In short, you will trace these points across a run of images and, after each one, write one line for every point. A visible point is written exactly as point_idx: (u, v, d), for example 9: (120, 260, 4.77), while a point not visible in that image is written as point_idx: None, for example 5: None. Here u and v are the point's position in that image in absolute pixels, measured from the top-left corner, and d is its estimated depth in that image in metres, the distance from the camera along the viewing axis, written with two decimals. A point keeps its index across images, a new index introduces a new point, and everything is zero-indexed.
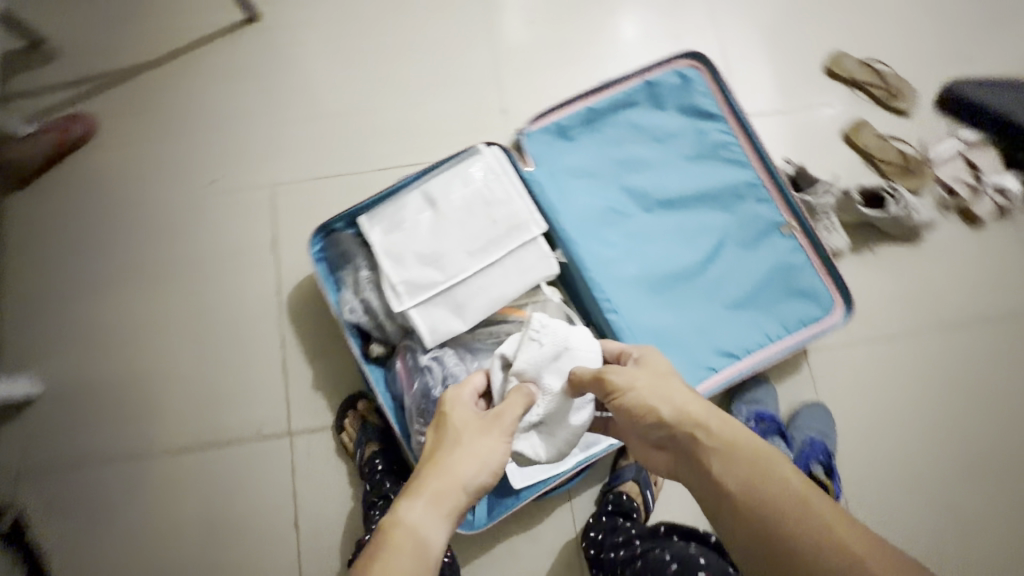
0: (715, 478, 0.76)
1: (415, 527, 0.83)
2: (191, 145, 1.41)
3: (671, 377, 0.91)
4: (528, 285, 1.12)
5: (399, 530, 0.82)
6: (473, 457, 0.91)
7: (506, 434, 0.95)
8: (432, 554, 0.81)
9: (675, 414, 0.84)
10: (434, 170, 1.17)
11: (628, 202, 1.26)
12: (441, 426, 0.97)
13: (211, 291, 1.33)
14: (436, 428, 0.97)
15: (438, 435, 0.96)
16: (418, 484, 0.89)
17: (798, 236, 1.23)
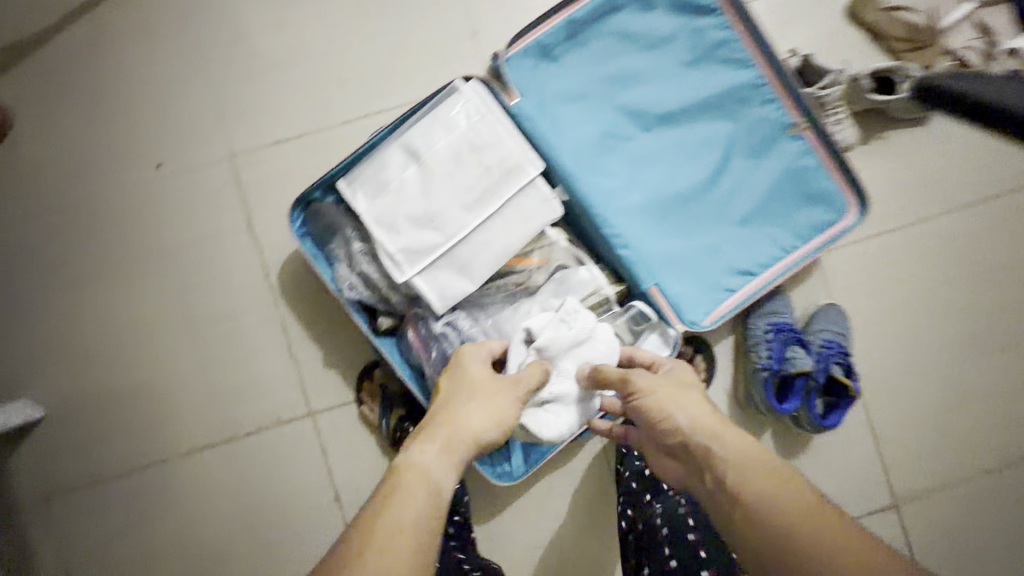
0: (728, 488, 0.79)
1: (425, 470, 0.82)
2: (128, 124, 1.25)
3: (691, 389, 0.95)
4: (533, 233, 1.05)
5: (409, 471, 0.83)
6: (488, 408, 0.91)
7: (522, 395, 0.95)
8: (442, 495, 0.82)
9: (690, 424, 0.88)
10: (410, 118, 1.05)
11: (625, 122, 1.16)
12: (455, 377, 0.97)
13: (194, 284, 1.24)
14: (449, 379, 0.97)
15: (451, 386, 0.96)
16: (429, 431, 0.89)
17: (808, 136, 1.16)
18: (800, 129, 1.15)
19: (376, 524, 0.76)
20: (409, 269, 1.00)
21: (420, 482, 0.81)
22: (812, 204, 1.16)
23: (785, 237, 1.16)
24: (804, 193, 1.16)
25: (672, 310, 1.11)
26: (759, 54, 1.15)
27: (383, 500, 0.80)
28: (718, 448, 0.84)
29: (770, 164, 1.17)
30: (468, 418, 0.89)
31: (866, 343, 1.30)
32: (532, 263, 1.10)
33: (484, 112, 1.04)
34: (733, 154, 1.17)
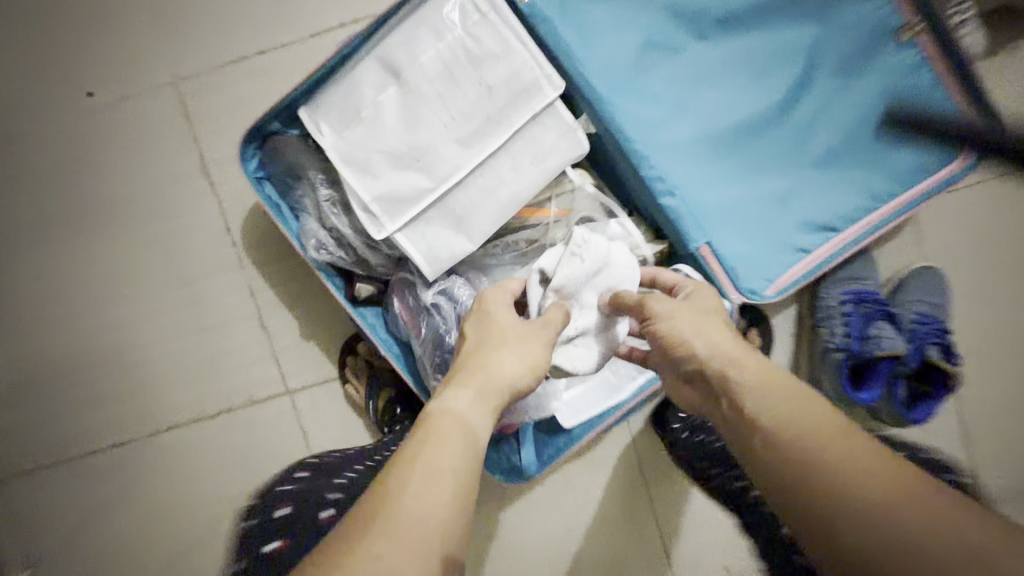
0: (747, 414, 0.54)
1: (460, 417, 0.64)
2: (56, 44, 1.03)
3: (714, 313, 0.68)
4: (550, 175, 0.81)
5: (442, 418, 0.64)
6: (525, 348, 0.72)
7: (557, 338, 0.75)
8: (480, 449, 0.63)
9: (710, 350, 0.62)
10: (388, 20, 0.79)
11: (674, 27, 0.88)
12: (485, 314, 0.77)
13: (148, 240, 1.05)
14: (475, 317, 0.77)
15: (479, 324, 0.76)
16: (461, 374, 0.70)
17: (920, 42, 0.86)
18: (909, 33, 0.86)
19: (407, 475, 0.56)
20: (388, 223, 0.77)
21: (456, 430, 0.62)
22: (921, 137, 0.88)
23: (881, 181, 0.89)
24: (911, 122, 0.88)
25: (727, 277, 0.86)
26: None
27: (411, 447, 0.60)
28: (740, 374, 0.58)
29: (866, 83, 0.88)
30: (503, 362, 0.70)
31: (964, 314, 1.04)
32: (547, 215, 0.87)
33: (486, 10, 0.77)
34: (817, 70, 0.89)
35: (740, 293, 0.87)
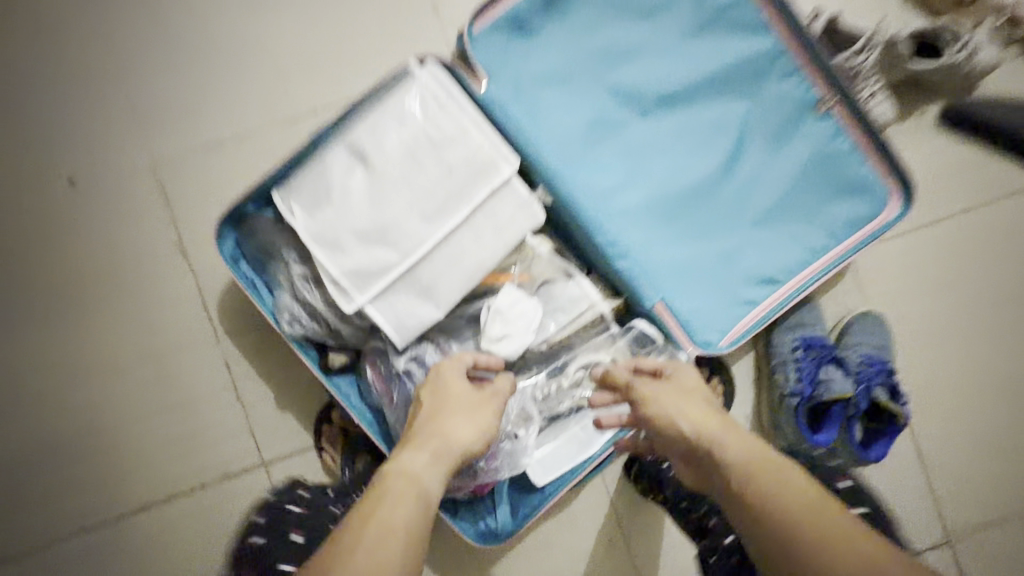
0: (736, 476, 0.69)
1: (414, 480, 0.68)
2: (30, 136, 1.06)
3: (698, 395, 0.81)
4: (510, 244, 0.87)
5: (392, 479, 0.68)
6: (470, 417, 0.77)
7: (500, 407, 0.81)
8: (432, 509, 0.67)
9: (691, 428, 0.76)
10: (356, 111, 0.86)
11: (617, 106, 0.97)
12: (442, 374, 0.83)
13: (120, 319, 1.06)
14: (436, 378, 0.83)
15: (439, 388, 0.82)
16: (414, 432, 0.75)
17: (836, 112, 0.96)
18: (827, 105, 0.96)
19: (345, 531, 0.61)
20: (359, 296, 0.82)
21: (409, 491, 0.67)
22: (848, 194, 0.96)
23: (817, 233, 0.96)
24: (839, 180, 0.96)
25: (682, 331, 0.92)
26: (775, 17, 0.95)
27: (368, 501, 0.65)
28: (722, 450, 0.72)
29: (796, 145, 0.97)
30: (462, 420, 0.76)
31: (912, 352, 1.10)
32: (512, 278, 0.91)
33: (445, 100, 0.85)
34: (750, 138, 0.97)
35: (695, 345, 0.92)
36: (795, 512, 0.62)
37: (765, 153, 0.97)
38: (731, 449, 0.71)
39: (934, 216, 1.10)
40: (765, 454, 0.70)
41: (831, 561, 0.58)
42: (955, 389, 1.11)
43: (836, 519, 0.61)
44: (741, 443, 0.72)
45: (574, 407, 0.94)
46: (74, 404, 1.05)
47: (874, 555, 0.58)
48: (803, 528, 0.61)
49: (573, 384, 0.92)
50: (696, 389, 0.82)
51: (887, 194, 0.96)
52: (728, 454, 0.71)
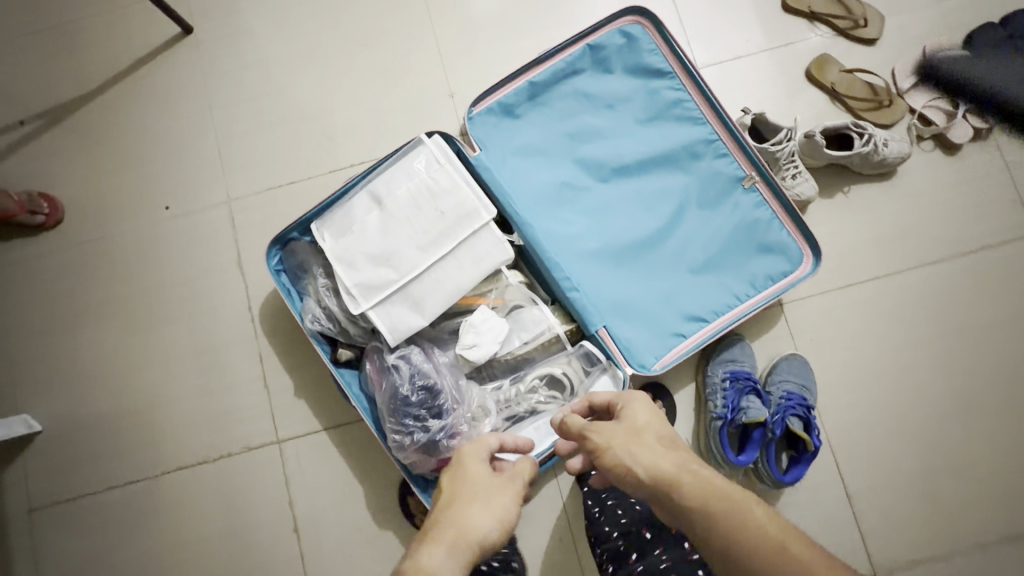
0: (699, 523, 0.72)
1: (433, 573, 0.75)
2: (144, 172, 1.42)
3: (647, 434, 0.85)
4: (484, 273, 1.11)
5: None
6: (488, 508, 0.86)
7: (519, 493, 0.91)
8: None
9: (648, 476, 0.79)
10: (379, 167, 1.15)
11: (582, 173, 1.23)
12: (458, 473, 0.94)
13: (187, 313, 1.36)
14: (452, 476, 0.94)
15: (454, 485, 0.92)
16: (436, 528, 0.83)
17: (760, 188, 1.19)
18: (753, 181, 1.19)
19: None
20: (364, 303, 1.07)
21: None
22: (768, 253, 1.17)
23: (741, 283, 1.17)
24: (762, 241, 1.18)
25: (621, 353, 1.13)
26: (709, 112, 1.21)
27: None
28: (680, 494, 0.75)
29: (726, 210, 1.19)
30: (481, 511, 0.85)
31: (841, 395, 1.25)
32: (488, 300, 1.15)
33: (444, 163, 1.13)
34: (687, 203, 1.21)
35: (631, 366, 1.13)
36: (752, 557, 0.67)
37: (700, 216, 1.20)
38: (683, 492, 0.75)
39: (861, 277, 1.28)
40: (716, 493, 0.74)
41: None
42: (878, 432, 1.24)
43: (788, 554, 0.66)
44: (689, 483, 0.76)
45: (529, 411, 1.13)
46: (143, 378, 1.34)
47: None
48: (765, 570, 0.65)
49: (530, 390, 1.12)
50: (649, 427, 0.87)
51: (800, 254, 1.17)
52: (684, 494, 0.75)
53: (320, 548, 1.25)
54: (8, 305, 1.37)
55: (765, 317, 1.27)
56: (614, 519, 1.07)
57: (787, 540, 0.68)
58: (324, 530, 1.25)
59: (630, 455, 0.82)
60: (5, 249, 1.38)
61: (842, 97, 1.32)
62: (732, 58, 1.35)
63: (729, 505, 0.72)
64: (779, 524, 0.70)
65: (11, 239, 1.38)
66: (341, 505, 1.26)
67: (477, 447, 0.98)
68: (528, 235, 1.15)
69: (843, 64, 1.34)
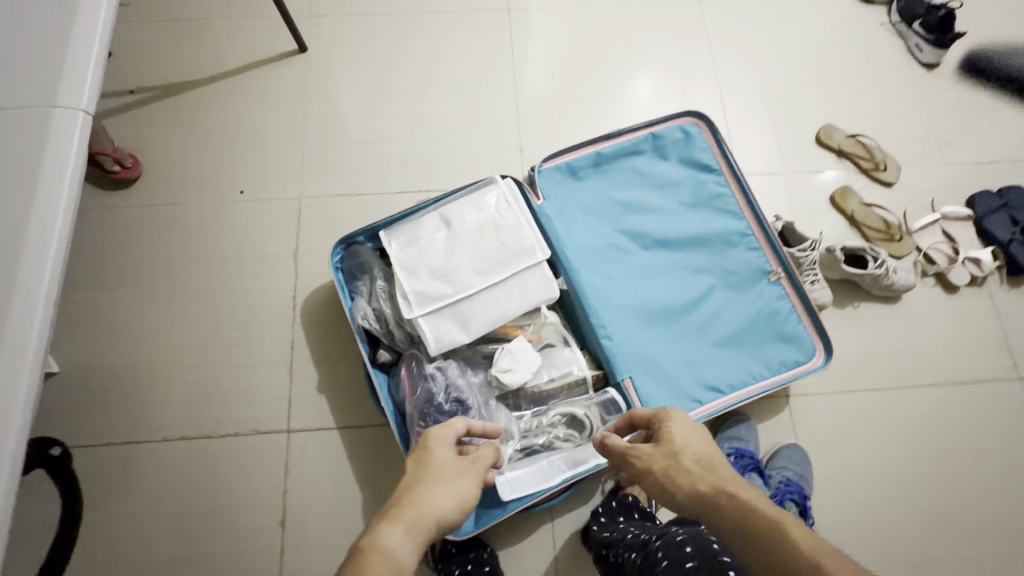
0: (743, 543, 0.75)
1: (390, 553, 0.81)
2: (229, 156, 1.53)
3: (683, 455, 0.86)
4: (530, 306, 1.20)
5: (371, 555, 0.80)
6: (448, 493, 0.92)
7: (479, 478, 0.97)
8: None
9: (691, 498, 0.82)
10: (453, 195, 1.27)
11: (627, 238, 1.36)
12: (423, 456, 0.98)
13: (233, 290, 1.41)
14: (416, 458, 0.98)
15: (418, 469, 0.96)
16: (396, 509, 0.88)
17: (784, 284, 1.32)
18: (778, 276, 1.32)
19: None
20: (417, 311, 1.15)
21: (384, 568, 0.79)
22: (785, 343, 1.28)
23: (756, 364, 1.27)
24: (780, 331, 1.29)
25: (640, 407, 1.20)
26: (747, 211, 1.37)
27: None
28: (720, 518, 0.78)
29: (751, 296, 1.31)
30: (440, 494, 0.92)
31: (834, 495, 1.30)
32: (526, 333, 1.23)
33: (513, 203, 1.25)
34: (717, 283, 1.33)
35: None
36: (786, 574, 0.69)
37: (727, 297, 1.32)
38: (722, 515, 0.78)
39: (862, 386, 1.38)
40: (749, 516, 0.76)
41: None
42: (865, 538, 1.28)
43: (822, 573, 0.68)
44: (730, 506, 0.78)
45: (546, 445, 1.18)
46: (173, 342, 1.37)
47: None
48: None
49: (549, 425, 1.18)
50: (686, 449, 0.87)
51: (813, 351, 1.28)
52: (722, 516, 0.78)
53: (303, 547, 1.23)
54: (64, 246, 1.42)
55: (772, 404, 1.35)
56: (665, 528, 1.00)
57: (820, 557, 0.69)
58: (312, 530, 1.24)
59: (668, 480, 0.85)
60: (78, 196, 1.46)
61: (858, 225, 1.50)
62: (768, 172, 1.55)
63: (761, 523, 0.74)
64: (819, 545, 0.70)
65: (88, 188, 1.46)
66: (334, 507, 1.26)
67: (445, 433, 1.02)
68: (573, 281, 1.25)
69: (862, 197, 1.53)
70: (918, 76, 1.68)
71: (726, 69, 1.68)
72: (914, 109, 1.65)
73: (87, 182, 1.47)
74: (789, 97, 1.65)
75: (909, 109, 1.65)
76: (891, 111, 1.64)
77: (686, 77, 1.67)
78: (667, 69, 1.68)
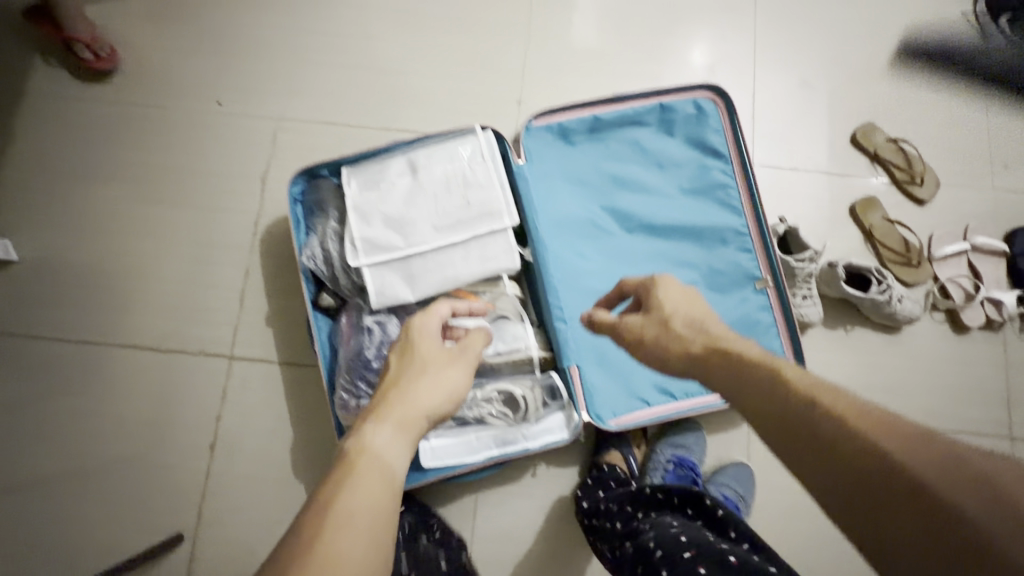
0: (759, 416, 0.61)
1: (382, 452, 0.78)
2: (212, 62, 1.44)
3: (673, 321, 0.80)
4: (485, 273, 1.12)
5: (368, 443, 0.80)
6: (434, 386, 0.91)
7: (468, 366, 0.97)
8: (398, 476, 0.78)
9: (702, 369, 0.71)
10: (425, 140, 1.17)
11: (611, 217, 1.25)
12: (408, 352, 0.97)
13: (197, 205, 1.37)
14: (402, 354, 0.97)
15: (405, 366, 0.95)
16: (387, 402, 0.88)
17: (770, 293, 1.20)
18: (765, 285, 1.20)
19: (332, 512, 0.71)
20: (364, 259, 1.08)
21: (379, 453, 0.78)
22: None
23: None
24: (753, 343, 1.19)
25: (583, 397, 1.14)
26: (748, 208, 1.24)
27: (347, 470, 0.76)
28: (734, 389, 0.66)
29: (731, 301, 1.21)
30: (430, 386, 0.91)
31: (776, 521, 1.24)
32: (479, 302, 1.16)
33: (487, 159, 1.15)
34: (698, 281, 1.22)
35: (587, 413, 1.14)
36: (822, 448, 0.54)
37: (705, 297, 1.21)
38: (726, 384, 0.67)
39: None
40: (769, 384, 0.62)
41: (879, 497, 0.49)
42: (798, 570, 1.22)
43: (866, 447, 0.51)
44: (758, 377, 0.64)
45: (477, 419, 1.12)
46: (131, 249, 1.34)
47: (879, 442, 0.51)
48: (842, 465, 0.52)
49: (484, 399, 1.12)
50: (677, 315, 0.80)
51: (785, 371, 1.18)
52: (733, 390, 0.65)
53: (230, 470, 1.24)
54: (35, 133, 1.38)
55: (730, 417, 1.27)
56: (665, 531, 0.85)
57: (856, 423, 0.54)
58: (241, 456, 1.25)
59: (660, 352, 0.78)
60: (55, 82, 1.40)
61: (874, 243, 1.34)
62: (786, 169, 1.39)
63: (784, 388, 0.61)
64: (858, 412, 0.54)
65: (65, 76, 1.41)
66: (265, 438, 1.26)
67: (428, 323, 1.00)
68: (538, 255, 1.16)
69: (888, 211, 1.37)
70: (990, 84, 1.47)
71: (769, 43, 1.48)
72: (975, 121, 1.44)
73: (65, 69, 1.41)
74: (832, 85, 1.45)
75: (969, 120, 1.44)
76: (946, 120, 1.44)
77: (721, 45, 1.48)
78: (701, 33, 1.49)
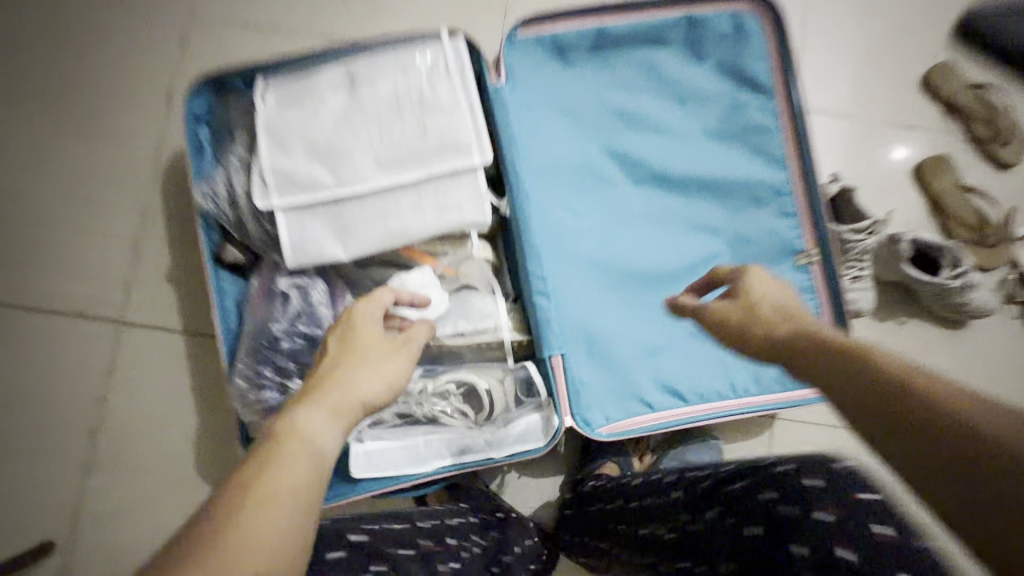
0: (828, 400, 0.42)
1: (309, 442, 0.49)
2: None
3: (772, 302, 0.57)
4: (444, 229, 0.84)
5: (293, 437, 0.49)
6: (382, 373, 0.62)
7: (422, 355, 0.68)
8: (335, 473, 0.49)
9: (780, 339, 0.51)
10: (371, 45, 0.86)
11: (616, 163, 0.96)
12: (348, 337, 0.64)
13: (79, 125, 1.05)
14: (339, 340, 0.64)
15: (343, 351, 0.62)
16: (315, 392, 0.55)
17: (815, 271, 0.93)
18: (807, 260, 0.94)
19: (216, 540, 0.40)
20: (277, 201, 0.79)
21: (307, 455, 0.47)
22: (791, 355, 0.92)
23: (745, 372, 0.92)
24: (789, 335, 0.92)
25: (567, 397, 0.87)
26: (794, 160, 0.95)
27: (254, 474, 0.45)
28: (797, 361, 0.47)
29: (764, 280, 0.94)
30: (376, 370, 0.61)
31: None
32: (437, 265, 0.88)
33: (453, 73, 0.85)
34: (723, 252, 0.95)
35: (571, 418, 0.87)
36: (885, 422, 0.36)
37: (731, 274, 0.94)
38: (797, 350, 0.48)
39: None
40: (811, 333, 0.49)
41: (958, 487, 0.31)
42: None
43: (982, 401, 0.33)
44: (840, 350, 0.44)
45: (428, 418, 0.87)
46: None
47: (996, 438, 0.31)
48: (908, 436, 0.35)
49: (437, 394, 0.86)
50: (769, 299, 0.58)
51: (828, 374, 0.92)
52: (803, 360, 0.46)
53: (114, 466, 0.98)
54: None
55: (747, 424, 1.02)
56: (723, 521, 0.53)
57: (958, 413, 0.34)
58: (129, 447, 0.99)
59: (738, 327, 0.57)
60: None
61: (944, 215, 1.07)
62: (839, 115, 1.10)
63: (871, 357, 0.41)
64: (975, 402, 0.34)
65: None
66: (161, 427, 1.00)
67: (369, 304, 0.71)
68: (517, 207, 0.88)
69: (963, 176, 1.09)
70: None
71: None
72: None
73: None
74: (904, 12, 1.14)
75: None
76: None
77: None
78: None
